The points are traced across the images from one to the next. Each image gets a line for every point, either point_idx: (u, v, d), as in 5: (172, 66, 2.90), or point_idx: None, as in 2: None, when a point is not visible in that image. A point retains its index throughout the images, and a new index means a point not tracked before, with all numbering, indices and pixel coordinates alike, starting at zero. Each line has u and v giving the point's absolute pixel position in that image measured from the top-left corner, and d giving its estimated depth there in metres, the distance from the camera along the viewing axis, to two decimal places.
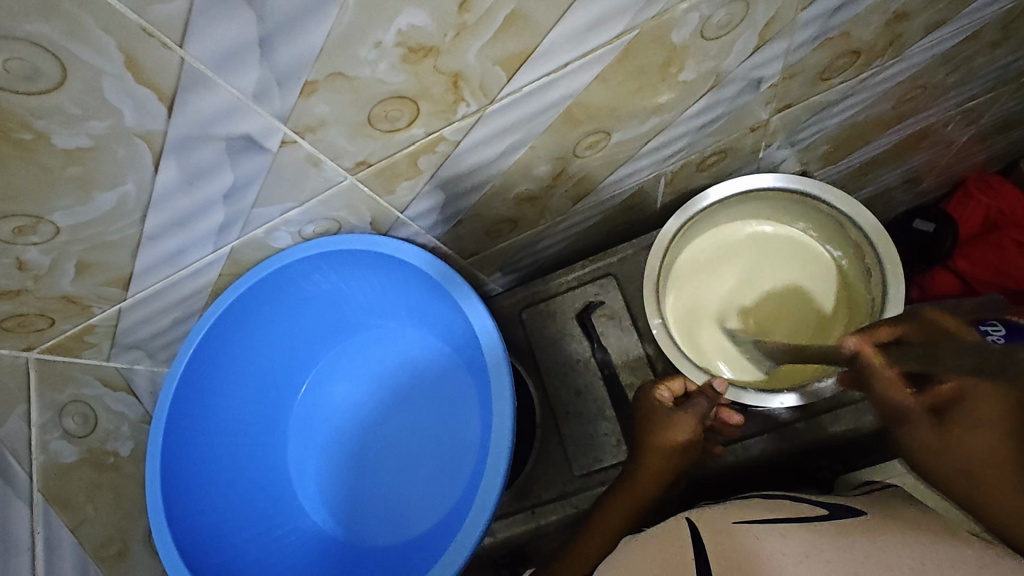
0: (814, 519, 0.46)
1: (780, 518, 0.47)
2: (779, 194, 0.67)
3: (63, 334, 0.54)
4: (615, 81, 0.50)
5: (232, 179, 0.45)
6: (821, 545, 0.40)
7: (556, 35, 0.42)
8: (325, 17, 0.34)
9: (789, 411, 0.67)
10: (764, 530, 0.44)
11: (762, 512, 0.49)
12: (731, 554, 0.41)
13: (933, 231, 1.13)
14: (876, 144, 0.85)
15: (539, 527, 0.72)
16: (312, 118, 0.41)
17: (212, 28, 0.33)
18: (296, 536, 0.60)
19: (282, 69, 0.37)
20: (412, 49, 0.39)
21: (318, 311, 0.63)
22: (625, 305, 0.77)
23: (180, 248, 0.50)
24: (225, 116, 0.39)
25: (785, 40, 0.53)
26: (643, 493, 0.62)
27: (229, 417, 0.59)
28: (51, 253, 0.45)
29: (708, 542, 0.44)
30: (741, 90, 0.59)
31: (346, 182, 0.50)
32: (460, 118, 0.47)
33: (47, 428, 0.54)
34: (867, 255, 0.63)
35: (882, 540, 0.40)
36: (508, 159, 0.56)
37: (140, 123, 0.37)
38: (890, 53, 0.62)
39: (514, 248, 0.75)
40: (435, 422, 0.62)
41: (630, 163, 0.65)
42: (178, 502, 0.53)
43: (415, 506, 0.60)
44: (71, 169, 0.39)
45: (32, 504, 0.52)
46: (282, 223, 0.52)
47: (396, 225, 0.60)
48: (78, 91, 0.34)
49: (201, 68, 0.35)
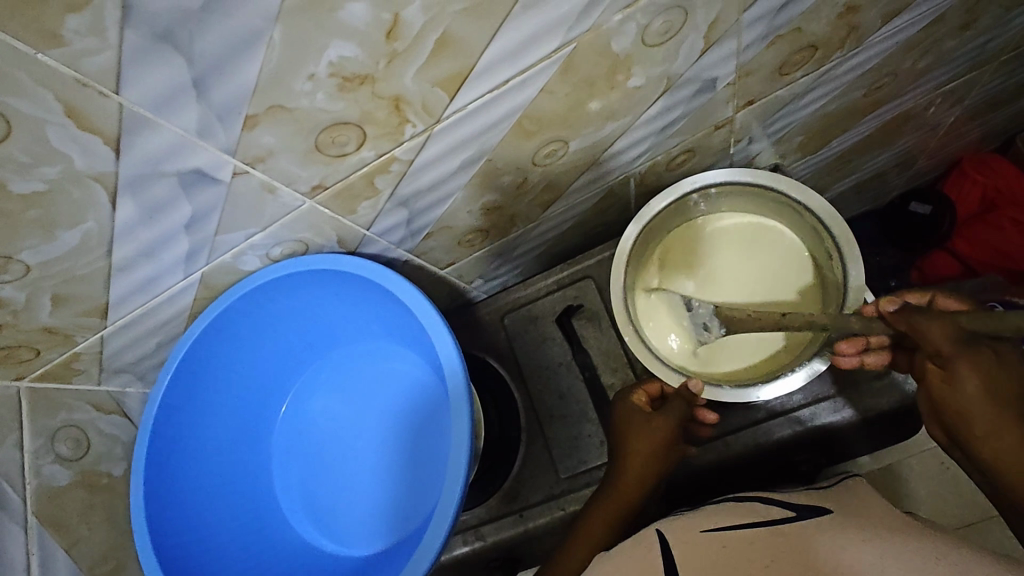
0: (780, 522, 0.48)
1: (750, 523, 0.49)
2: (739, 189, 0.67)
3: (50, 363, 0.56)
4: (562, 92, 0.51)
5: (190, 211, 0.46)
6: (782, 562, 0.42)
7: (492, 53, 0.43)
8: (253, 57, 0.36)
9: (766, 408, 0.67)
10: (732, 538, 0.46)
11: (734, 513, 0.52)
12: None
13: (930, 213, 1.11)
14: (855, 132, 0.84)
15: (528, 530, 0.73)
16: (259, 149, 0.43)
17: (144, 75, 0.34)
18: (284, 548, 0.62)
19: (220, 106, 0.38)
20: (346, 78, 0.40)
21: (294, 330, 0.64)
22: (604, 305, 0.78)
23: (153, 276, 0.52)
24: (174, 154, 0.41)
25: (733, 40, 0.53)
26: (626, 502, 0.62)
27: (213, 436, 0.61)
28: (25, 289, 0.47)
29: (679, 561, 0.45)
30: (698, 90, 0.59)
31: (305, 207, 0.51)
32: (408, 138, 0.48)
33: (40, 454, 0.57)
34: (824, 238, 0.64)
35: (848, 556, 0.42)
36: (466, 174, 0.57)
37: (90, 165, 0.39)
38: (849, 45, 0.61)
39: (491, 255, 0.76)
40: (410, 431, 0.64)
41: (595, 167, 0.65)
42: (163, 520, 0.55)
43: (395, 514, 0.62)
44: (31, 212, 0.41)
45: (27, 528, 0.56)
46: (248, 247, 0.54)
47: (365, 243, 0.61)
48: (25, 140, 0.36)
49: (140, 110, 0.36)
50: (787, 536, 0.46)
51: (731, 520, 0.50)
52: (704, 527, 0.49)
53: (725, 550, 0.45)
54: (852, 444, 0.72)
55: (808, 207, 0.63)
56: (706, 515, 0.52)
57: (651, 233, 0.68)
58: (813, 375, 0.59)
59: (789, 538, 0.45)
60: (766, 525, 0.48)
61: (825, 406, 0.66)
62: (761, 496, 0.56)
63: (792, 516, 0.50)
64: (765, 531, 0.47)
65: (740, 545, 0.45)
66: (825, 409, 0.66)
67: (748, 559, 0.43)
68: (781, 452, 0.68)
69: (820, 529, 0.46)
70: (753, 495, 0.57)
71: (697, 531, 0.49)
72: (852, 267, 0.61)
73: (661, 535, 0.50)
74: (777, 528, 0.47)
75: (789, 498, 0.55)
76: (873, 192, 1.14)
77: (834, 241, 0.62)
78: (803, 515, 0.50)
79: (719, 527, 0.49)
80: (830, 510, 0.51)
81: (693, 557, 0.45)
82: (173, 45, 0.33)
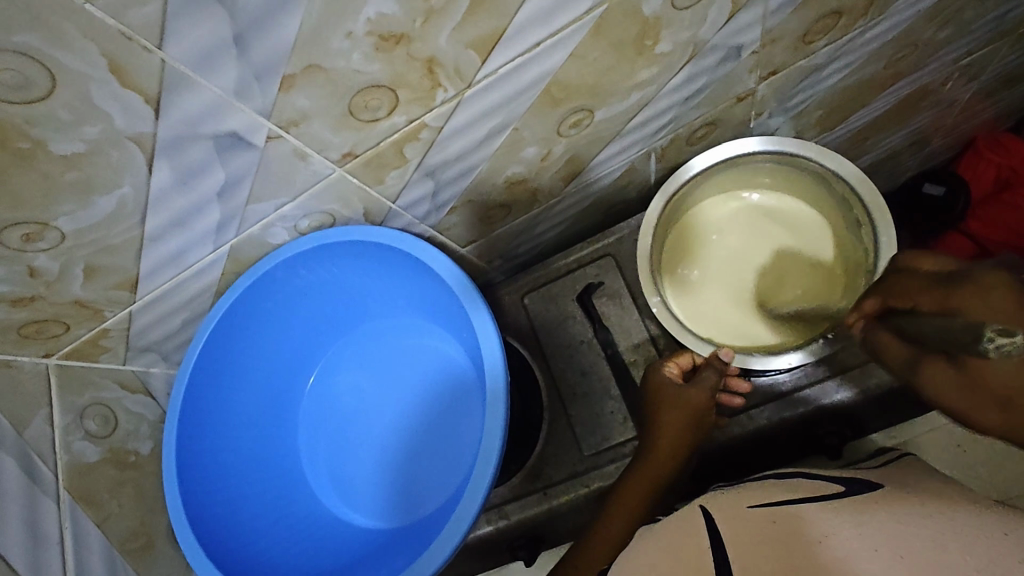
0: (829, 497, 0.45)
1: (798, 498, 0.45)
2: (765, 159, 0.67)
3: (79, 339, 0.56)
4: (591, 57, 0.51)
5: (225, 177, 0.46)
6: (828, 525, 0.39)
7: (526, 14, 0.43)
8: (294, 10, 0.36)
9: (791, 381, 0.66)
10: (781, 512, 0.43)
11: (778, 491, 0.48)
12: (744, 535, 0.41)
13: (943, 195, 1.07)
14: (872, 108, 0.84)
15: (552, 508, 0.72)
16: (294, 112, 0.43)
17: (188, 29, 0.35)
18: (313, 521, 0.62)
19: (259, 65, 0.38)
20: (383, 37, 0.40)
21: (320, 306, 0.65)
22: (626, 284, 0.77)
23: (182, 248, 0.52)
24: (211, 115, 0.41)
25: (760, 5, 0.53)
26: (658, 473, 0.62)
27: (241, 411, 0.62)
28: (59, 258, 0.47)
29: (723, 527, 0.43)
30: (723, 59, 0.59)
31: (334, 175, 0.51)
32: (439, 104, 0.48)
33: (69, 430, 0.57)
34: (855, 206, 0.64)
35: (902, 513, 0.40)
36: (493, 143, 0.57)
37: (129, 125, 0.39)
38: (873, 12, 0.61)
39: (512, 233, 0.76)
40: (438, 406, 0.65)
41: (617, 140, 0.66)
42: (196, 491, 0.55)
43: (424, 488, 0.63)
44: (69, 175, 0.41)
45: (59, 501, 0.56)
46: (277, 219, 0.54)
47: (391, 216, 0.61)
48: (68, 97, 0.36)
49: (181, 68, 0.37)
50: (839, 508, 0.42)
51: (780, 496, 0.46)
52: (750, 505, 0.46)
53: (774, 525, 0.41)
54: (875, 416, 0.71)
55: (836, 173, 0.63)
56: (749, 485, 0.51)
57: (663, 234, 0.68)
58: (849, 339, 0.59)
59: (843, 510, 0.41)
60: (816, 500, 0.44)
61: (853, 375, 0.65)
62: (803, 474, 0.53)
63: (843, 491, 0.46)
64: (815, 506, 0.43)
65: (789, 519, 0.42)
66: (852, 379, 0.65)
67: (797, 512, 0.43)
68: (805, 424, 0.68)
69: (876, 502, 0.42)
70: (793, 473, 0.54)
71: (742, 507, 0.46)
72: (883, 233, 0.60)
73: (707, 511, 0.47)
74: (829, 501, 0.44)
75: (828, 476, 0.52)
76: (886, 173, 1.14)
77: (864, 207, 0.62)
78: (853, 490, 0.46)
79: (766, 504, 0.45)
80: (882, 485, 0.47)
81: (742, 534, 0.42)
82: None
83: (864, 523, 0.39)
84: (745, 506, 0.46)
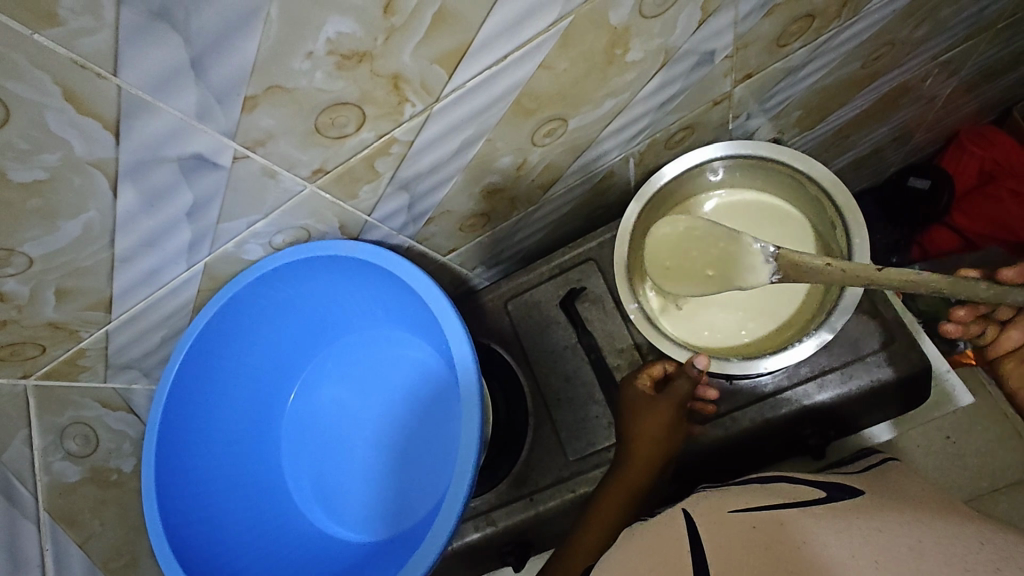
0: (811, 503, 0.45)
1: (782, 503, 0.45)
2: (739, 161, 0.67)
3: (56, 359, 0.56)
4: (561, 67, 0.50)
5: (193, 198, 0.46)
6: (811, 531, 0.39)
7: (490, 28, 0.43)
8: (251, 33, 0.35)
9: (772, 382, 0.66)
10: (762, 518, 0.43)
11: (760, 497, 0.48)
12: (724, 543, 0.41)
13: (929, 188, 1.09)
14: (851, 106, 0.84)
15: (539, 514, 0.72)
16: (259, 132, 0.43)
17: (142, 55, 0.34)
18: (296, 535, 0.62)
19: (218, 88, 0.38)
20: (344, 56, 0.39)
21: (301, 319, 0.65)
22: (607, 288, 0.77)
23: (155, 268, 0.52)
24: (173, 138, 0.40)
25: (730, 11, 0.53)
26: (637, 480, 0.62)
27: (223, 427, 0.62)
28: (29, 282, 0.47)
29: (702, 534, 0.43)
30: (696, 64, 0.59)
31: (306, 191, 0.51)
32: (408, 118, 0.48)
33: (49, 450, 0.57)
34: (828, 207, 0.64)
35: (880, 521, 0.40)
36: (466, 154, 0.56)
37: (90, 151, 0.39)
38: (846, 13, 0.61)
39: (494, 240, 0.76)
40: (420, 415, 0.65)
41: (595, 146, 0.65)
42: (175, 509, 0.55)
43: (406, 499, 0.63)
44: (32, 202, 0.41)
45: (39, 523, 0.56)
46: (250, 235, 0.54)
47: (367, 229, 0.61)
48: (23, 125, 0.36)
49: (138, 93, 0.36)
50: (820, 514, 0.42)
51: (759, 502, 0.46)
52: (732, 510, 0.46)
53: (755, 530, 0.41)
54: (860, 415, 0.71)
55: (810, 176, 0.63)
56: (731, 493, 0.51)
57: (634, 261, 0.67)
58: (822, 344, 0.59)
59: (821, 517, 0.41)
60: (797, 506, 0.44)
61: (834, 376, 0.65)
62: (785, 479, 0.53)
63: (822, 498, 0.46)
64: (799, 511, 0.43)
65: (769, 526, 0.41)
66: (833, 380, 0.65)
67: (776, 517, 0.43)
68: (787, 425, 0.67)
69: (855, 509, 0.43)
70: (775, 478, 0.54)
71: (725, 512, 0.46)
72: (856, 236, 0.61)
73: (688, 517, 0.47)
74: (810, 506, 0.44)
75: (805, 480, 0.52)
76: (872, 169, 1.13)
77: (838, 209, 0.62)
78: (834, 496, 0.46)
79: (748, 509, 0.45)
80: (862, 493, 0.47)
81: (726, 539, 0.41)
82: (170, 23, 0.33)
83: (843, 531, 0.39)
84: (727, 511, 0.46)
